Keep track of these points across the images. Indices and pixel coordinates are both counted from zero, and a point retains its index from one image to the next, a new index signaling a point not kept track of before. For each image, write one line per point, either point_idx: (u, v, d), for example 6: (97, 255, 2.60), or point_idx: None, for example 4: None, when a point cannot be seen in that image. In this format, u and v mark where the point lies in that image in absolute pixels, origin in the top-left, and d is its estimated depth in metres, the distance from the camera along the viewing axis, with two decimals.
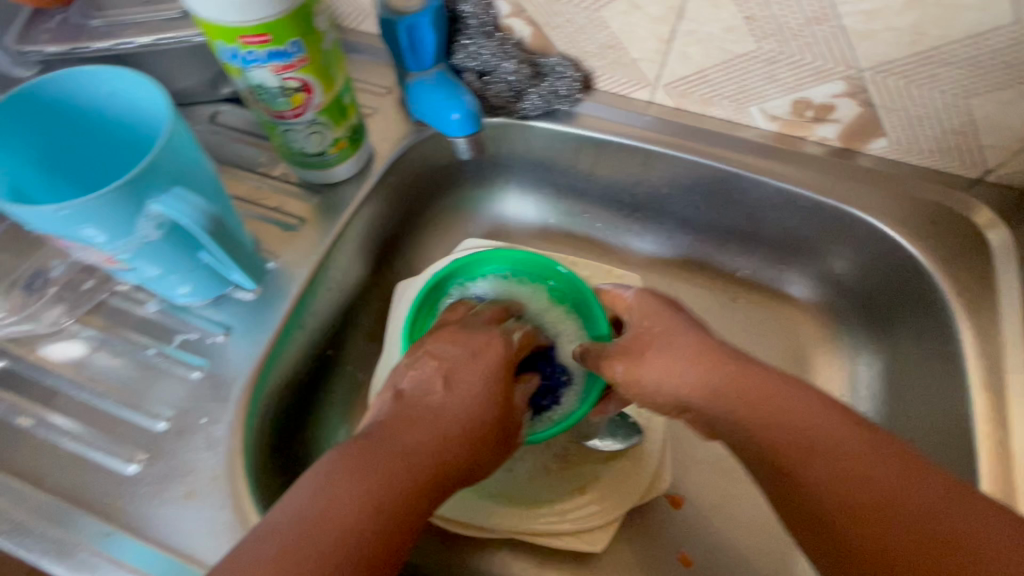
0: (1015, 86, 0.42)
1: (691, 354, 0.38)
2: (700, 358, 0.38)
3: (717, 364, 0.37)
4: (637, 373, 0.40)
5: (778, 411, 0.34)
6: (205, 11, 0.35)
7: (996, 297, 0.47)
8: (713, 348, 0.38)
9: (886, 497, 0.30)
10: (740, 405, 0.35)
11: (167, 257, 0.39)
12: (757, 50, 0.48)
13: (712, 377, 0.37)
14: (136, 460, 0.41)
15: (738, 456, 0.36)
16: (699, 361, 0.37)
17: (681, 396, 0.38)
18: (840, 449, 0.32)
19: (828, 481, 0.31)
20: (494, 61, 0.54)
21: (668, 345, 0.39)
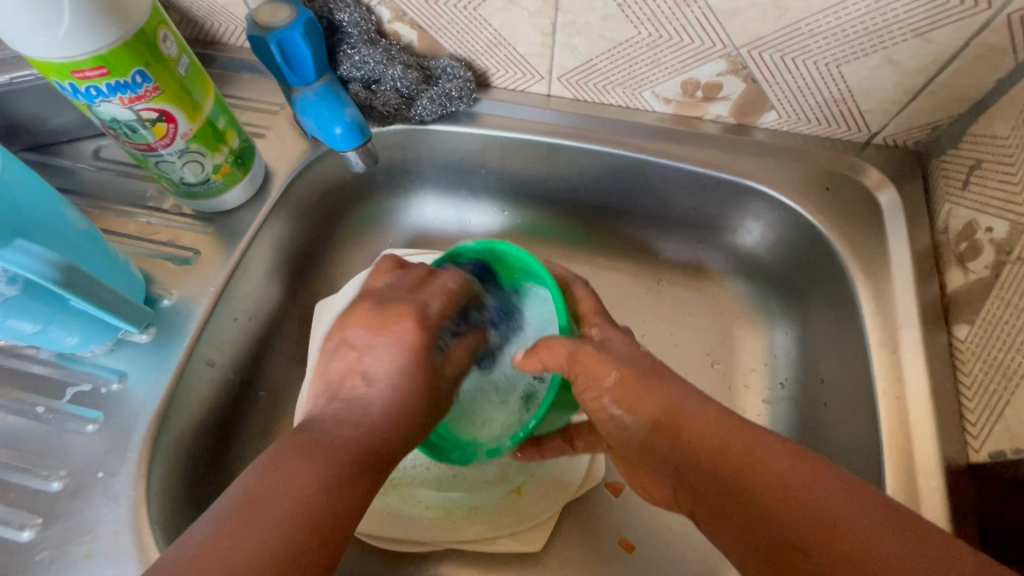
0: (880, 51, 0.43)
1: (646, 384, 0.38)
2: (668, 398, 0.37)
3: (665, 396, 0.37)
4: (598, 394, 0.39)
5: (725, 446, 0.33)
6: (29, 50, 0.33)
7: (887, 255, 0.48)
8: (669, 380, 0.38)
9: (832, 517, 0.28)
10: (688, 441, 0.34)
11: (33, 312, 0.36)
12: (636, 36, 0.47)
13: (670, 410, 0.36)
14: (30, 525, 0.40)
15: (702, 505, 0.34)
16: (658, 393, 0.37)
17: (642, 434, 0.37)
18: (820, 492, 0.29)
19: (781, 510, 0.29)
20: (380, 69, 0.52)
21: (635, 376, 0.38)
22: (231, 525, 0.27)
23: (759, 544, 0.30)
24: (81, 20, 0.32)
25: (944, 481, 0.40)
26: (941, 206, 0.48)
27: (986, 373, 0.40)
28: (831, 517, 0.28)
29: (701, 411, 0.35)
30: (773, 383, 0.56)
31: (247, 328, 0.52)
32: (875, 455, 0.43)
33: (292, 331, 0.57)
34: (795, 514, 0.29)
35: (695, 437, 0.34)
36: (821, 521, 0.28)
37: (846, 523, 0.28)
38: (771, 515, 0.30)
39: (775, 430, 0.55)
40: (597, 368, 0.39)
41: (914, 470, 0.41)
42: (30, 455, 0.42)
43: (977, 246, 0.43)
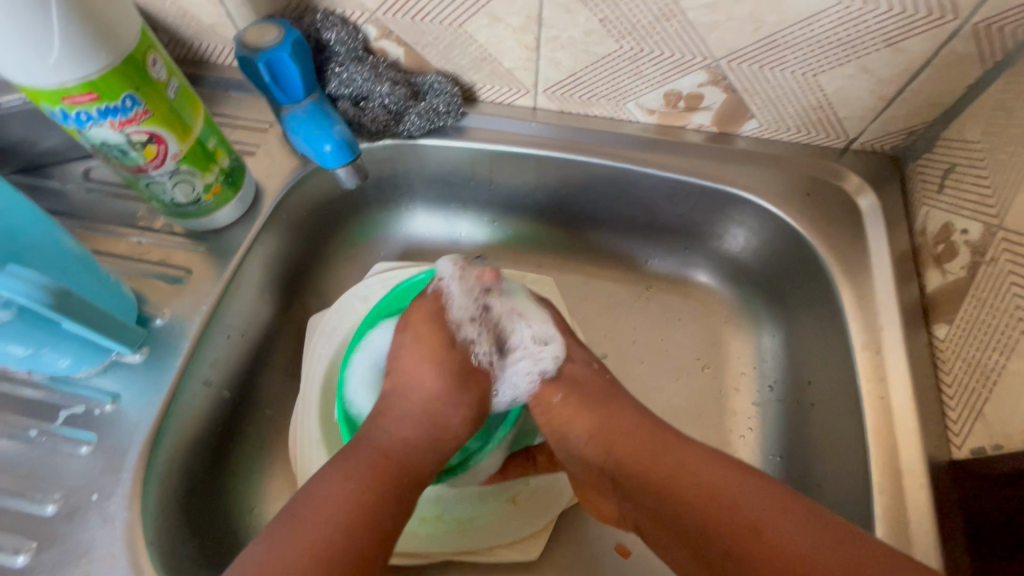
0: (853, 61, 0.45)
1: (593, 403, 0.45)
2: (610, 416, 0.44)
3: (607, 414, 0.44)
4: (558, 411, 0.46)
5: (659, 456, 0.39)
6: (19, 77, 0.33)
7: (868, 259, 0.50)
8: (614, 398, 0.45)
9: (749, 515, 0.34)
10: (625, 452, 0.41)
11: (26, 336, 0.37)
12: (619, 50, 0.49)
13: (610, 425, 0.43)
14: (25, 550, 0.39)
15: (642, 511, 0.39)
16: (599, 411, 0.44)
17: (586, 450, 0.44)
18: (735, 491, 0.35)
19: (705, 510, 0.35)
20: (368, 86, 0.52)
21: (582, 398, 0.45)
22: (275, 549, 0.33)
23: (690, 539, 0.35)
24: (71, 46, 0.33)
25: (928, 478, 0.41)
26: (919, 209, 0.49)
27: (966, 371, 0.41)
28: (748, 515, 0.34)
29: (637, 424, 0.42)
30: (762, 385, 0.57)
31: (239, 345, 0.52)
32: (861, 455, 0.44)
33: (286, 347, 0.57)
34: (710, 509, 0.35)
35: (631, 452, 0.41)
36: (741, 517, 0.34)
37: (762, 522, 0.33)
38: (704, 517, 0.35)
39: (766, 433, 0.56)
40: (550, 387, 0.47)
41: (899, 467, 0.42)
42: (23, 479, 0.42)
43: (954, 247, 0.44)
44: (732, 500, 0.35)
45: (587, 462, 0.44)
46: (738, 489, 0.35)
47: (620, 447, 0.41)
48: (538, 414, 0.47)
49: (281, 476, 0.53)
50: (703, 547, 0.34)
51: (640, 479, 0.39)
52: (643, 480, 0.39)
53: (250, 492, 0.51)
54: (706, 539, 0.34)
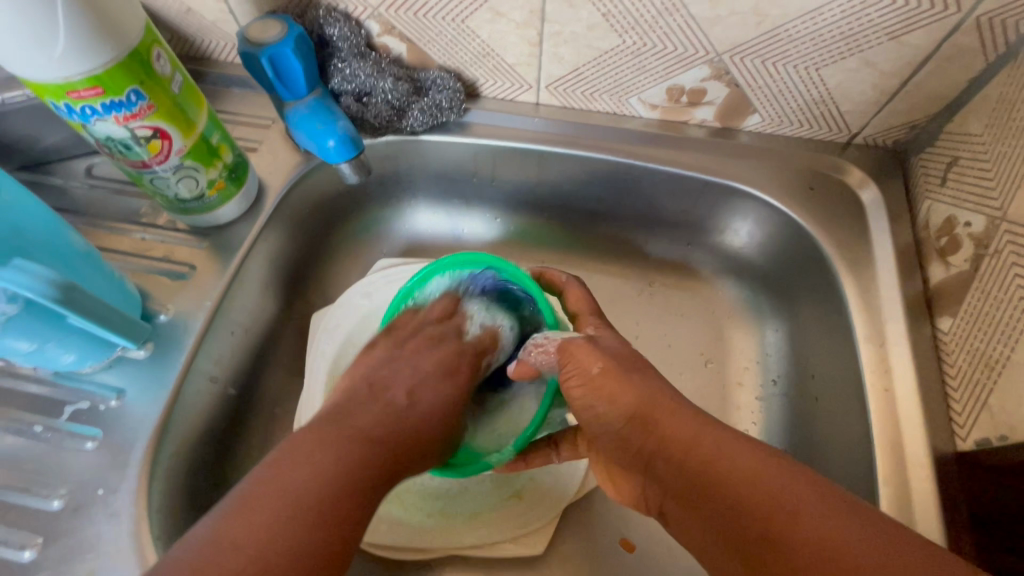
0: (856, 54, 0.45)
1: (629, 378, 0.40)
2: (646, 391, 0.39)
3: (643, 388, 0.39)
4: (594, 383, 0.40)
5: (695, 441, 0.35)
6: (25, 71, 0.34)
7: (871, 252, 0.50)
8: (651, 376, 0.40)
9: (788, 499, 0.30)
10: (660, 431, 0.36)
11: (32, 331, 0.37)
12: (622, 44, 0.49)
13: (647, 402, 0.38)
14: (31, 545, 0.39)
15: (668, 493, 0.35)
16: (635, 385, 0.39)
17: (619, 426, 0.39)
18: (785, 484, 0.30)
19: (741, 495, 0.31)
20: (371, 81, 0.52)
21: (620, 370, 0.40)
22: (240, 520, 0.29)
23: (718, 524, 0.31)
24: (77, 40, 0.33)
25: (933, 470, 0.41)
26: (921, 203, 0.49)
27: (970, 363, 0.41)
28: (789, 501, 0.30)
29: (675, 403, 0.38)
30: (766, 380, 0.57)
31: (243, 341, 0.52)
32: (865, 448, 0.44)
33: (290, 343, 0.57)
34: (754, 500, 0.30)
35: (667, 432, 0.36)
36: (779, 502, 0.30)
37: (802, 510, 0.29)
38: (736, 503, 0.31)
39: (770, 427, 0.56)
40: (586, 357, 0.41)
41: (904, 460, 0.42)
42: (29, 474, 0.42)
43: (957, 240, 0.44)
44: (781, 493, 0.30)
45: (619, 440, 0.39)
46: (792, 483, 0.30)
47: (659, 429, 0.37)
48: (570, 388, 0.42)
49: None
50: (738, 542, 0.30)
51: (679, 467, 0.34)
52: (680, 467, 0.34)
53: None
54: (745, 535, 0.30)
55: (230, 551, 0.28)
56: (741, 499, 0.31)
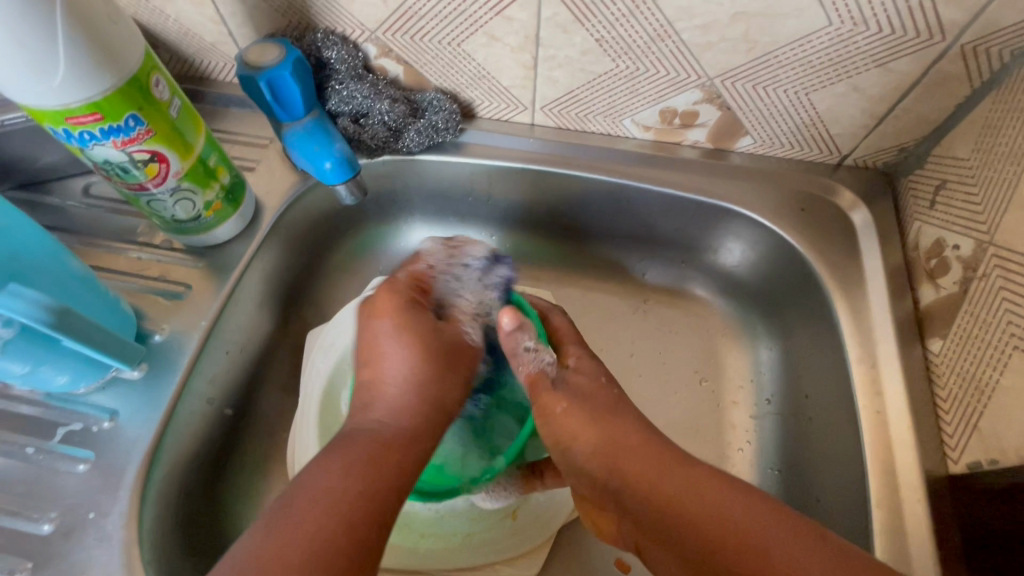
0: (845, 80, 0.46)
1: (592, 415, 0.41)
2: (614, 431, 0.40)
3: (605, 426, 0.40)
4: (560, 428, 0.41)
5: (664, 481, 0.36)
6: (24, 98, 0.34)
7: (862, 273, 0.50)
8: (615, 413, 0.41)
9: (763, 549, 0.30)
10: (628, 472, 0.37)
11: (27, 354, 0.37)
12: (615, 68, 0.49)
13: (614, 440, 0.39)
14: (19, 571, 0.39)
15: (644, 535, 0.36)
16: (602, 424, 0.40)
17: (583, 465, 0.40)
18: (751, 518, 0.32)
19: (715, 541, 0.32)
20: (368, 103, 0.53)
21: (584, 412, 0.41)
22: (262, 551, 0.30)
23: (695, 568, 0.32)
24: (75, 68, 0.33)
25: (925, 493, 0.41)
26: (911, 224, 0.50)
27: (961, 386, 0.41)
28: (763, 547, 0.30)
29: (641, 442, 0.39)
30: (760, 399, 0.58)
31: (238, 360, 0.52)
32: (858, 470, 0.44)
33: (285, 362, 0.57)
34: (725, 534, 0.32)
35: (632, 474, 0.37)
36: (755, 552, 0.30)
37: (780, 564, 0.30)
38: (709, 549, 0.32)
39: (764, 447, 0.56)
40: (554, 397, 0.42)
41: (897, 482, 0.42)
42: (20, 497, 0.42)
43: (946, 263, 0.45)
44: (756, 539, 0.31)
45: (586, 477, 0.40)
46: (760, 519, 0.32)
47: (631, 465, 0.38)
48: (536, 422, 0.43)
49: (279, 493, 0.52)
50: (711, 575, 0.31)
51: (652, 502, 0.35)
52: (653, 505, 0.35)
53: (249, 509, 0.51)
54: None
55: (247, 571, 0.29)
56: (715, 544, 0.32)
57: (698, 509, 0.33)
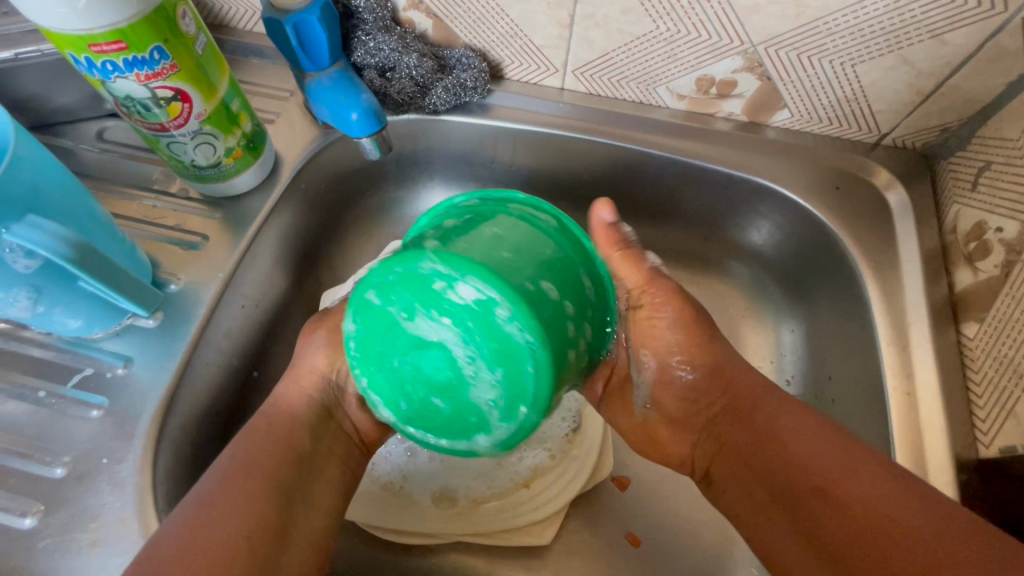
0: (895, 51, 0.44)
1: (716, 379, 0.44)
2: (733, 393, 0.43)
3: (719, 380, 0.44)
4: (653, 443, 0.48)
5: (767, 431, 0.40)
6: (46, 20, 0.32)
7: (896, 254, 0.49)
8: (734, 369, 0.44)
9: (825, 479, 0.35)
10: (737, 429, 0.42)
11: (39, 293, 0.35)
12: (655, 30, 0.48)
13: (730, 397, 0.43)
14: (32, 512, 0.38)
15: (748, 487, 0.39)
16: (726, 389, 0.43)
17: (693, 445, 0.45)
18: (824, 455, 0.36)
19: (798, 468, 0.37)
20: (395, 56, 0.51)
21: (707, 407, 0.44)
22: (220, 513, 0.35)
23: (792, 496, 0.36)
24: None
25: (954, 475, 0.40)
26: (949, 206, 0.48)
27: (996, 370, 0.40)
28: (845, 485, 0.35)
29: (750, 386, 0.43)
30: (779, 380, 0.57)
31: (253, 317, 0.51)
32: (885, 452, 0.44)
33: (298, 321, 0.56)
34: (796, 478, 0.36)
35: (736, 428, 0.42)
36: (832, 488, 0.35)
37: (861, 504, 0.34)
38: (799, 478, 0.36)
39: None
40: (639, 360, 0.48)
41: (926, 464, 0.41)
42: (31, 440, 0.41)
43: (987, 246, 0.43)
44: (823, 470, 0.36)
45: (688, 456, 0.46)
46: (862, 483, 0.34)
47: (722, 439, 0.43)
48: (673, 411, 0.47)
49: None
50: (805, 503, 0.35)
51: (759, 478, 0.38)
52: (763, 484, 0.38)
53: None
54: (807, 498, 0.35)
55: (197, 535, 0.34)
56: (811, 484, 0.36)
57: (793, 443, 0.38)
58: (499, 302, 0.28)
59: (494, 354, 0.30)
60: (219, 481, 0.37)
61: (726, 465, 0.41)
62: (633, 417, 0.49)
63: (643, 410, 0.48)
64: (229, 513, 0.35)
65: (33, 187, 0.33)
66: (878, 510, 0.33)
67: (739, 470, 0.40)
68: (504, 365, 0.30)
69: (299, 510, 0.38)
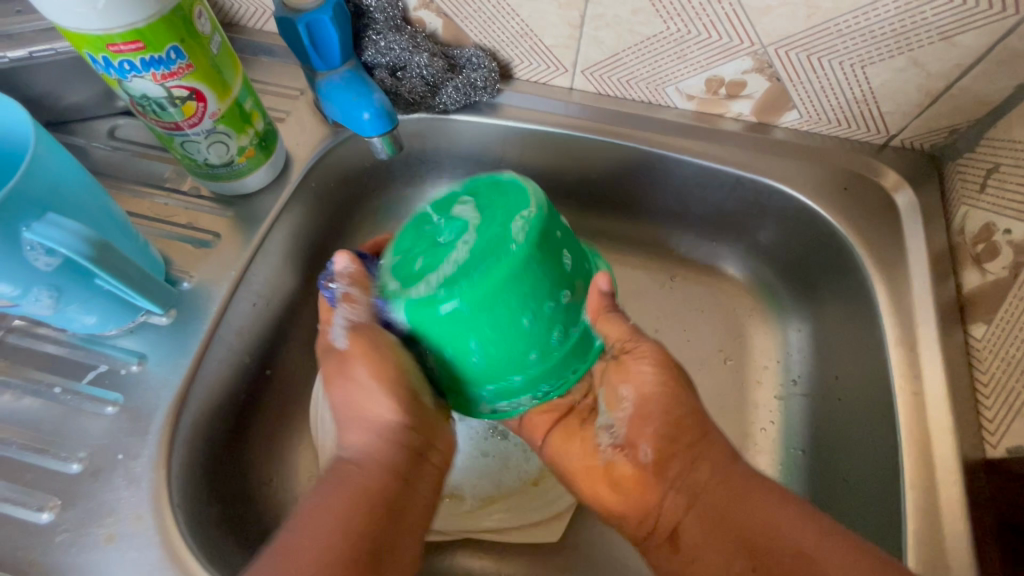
0: (905, 53, 0.44)
1: (684, 433, 0.42)
2: (705, 450, 0.41)
3: (692, 433, 0.41)
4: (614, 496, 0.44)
5: (740, 493, 0.38)
6: (65, 20, 0.32)
7: (905, 255, 0.49)
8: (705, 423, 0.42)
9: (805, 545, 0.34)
10: (705, 489, 0.39)
11: (56, 291, 0.35)
12: (665, 31, 0.48)
13: (698, 454, 0.41)
14: (49, 507, 0.39)
15: (720, 553, 0.37)
16: (693, 444, 0.41)
17: (659, 499, 0.41)
18: (800, 521, 0.35)
19: (775, 534, 0.35)
20: (406, 56, 0.51)
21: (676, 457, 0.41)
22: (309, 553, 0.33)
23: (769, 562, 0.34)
24: None
25: (962, 475, 0.41)
26: (957, 208, 0.49)
27: (1004, 371, 0.41)
28: (824, 554, 0.33)
29: (716, 444, 0.41)
30: (786, 380, 0.57)
31: (263, 315, 0.51)
32: (892, 451, 0.44)
33: (307, 319, 0.56)
34: (774, 542, 0.35)
35: (706, 487, 0.39)
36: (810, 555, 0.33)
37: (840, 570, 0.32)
38: (778, 543, 0.34)
39: (789, 427, 0.55)
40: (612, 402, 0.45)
41: (933, 463, 0.42)
42: (47, 435, 0.41)
43: (995, 248, 0.44)
44: (803, 537, 0.34)
45: (648, 511, 0.41)
46: (840, 551, 0.33)
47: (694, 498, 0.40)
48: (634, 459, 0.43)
49: (301, 449, 0.52)
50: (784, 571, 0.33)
51: (733, 542, 0.36)
52: (739, 546, 0.36)
53: (273, 464, 0.50)
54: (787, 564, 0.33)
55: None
56: (789, 551, 0.34)
57: (767, 509, 0.36)
58: (520, 207, 0.35)
59: (487, 262, 0.34)
60: (299, 525, 0.35)
61: (699, 529, 0.39)
62: (592, 457, 0.45)
63: (608, 452, 0.44)
64: (307, 564, 0.32)
65: (52, 187, 0.33)
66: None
67: (714, 535, 0.38)
68: (491, 262, 0.34)
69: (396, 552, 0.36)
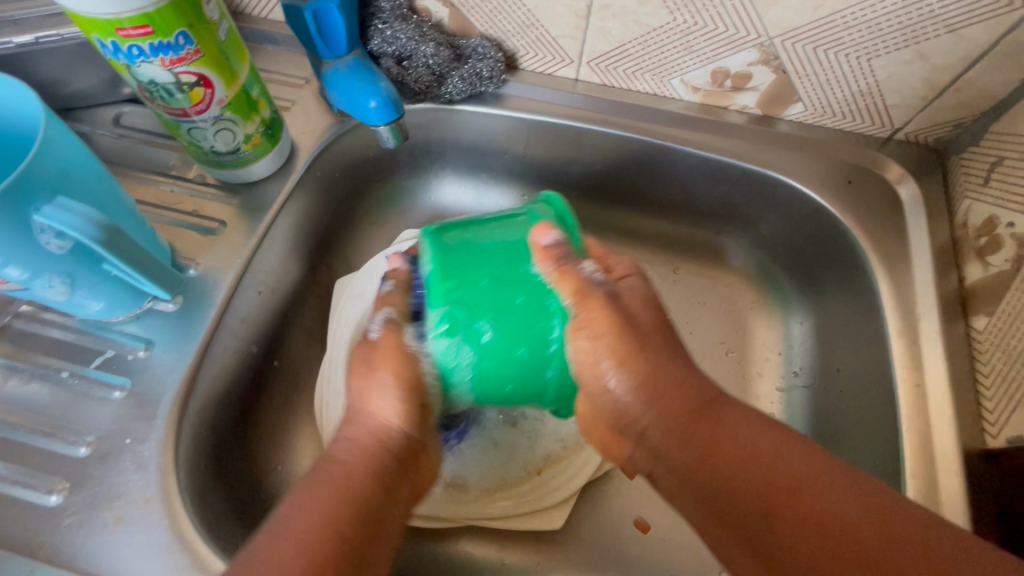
0: (911, 46, 0.44)
1: (652, 375, 0.38)
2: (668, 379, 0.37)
3: (659, 365, 0.38)
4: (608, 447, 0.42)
5: (715, 432, 0.35)
6: (75, 4, 0.32)
7: (907, 248, 0.50)
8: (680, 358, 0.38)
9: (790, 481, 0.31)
10: (674, 432, 0.36)
11: (65, 274, 0.36)
12: (672, 22, 0.48)
13: (658, 387, 0.37)
14: (57, 490, 0.39)
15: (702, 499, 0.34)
16: (656, 372, 0.38)
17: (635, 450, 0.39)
18: (784, 456, 0.33)
19: (752, 474, 0.32)
20: (412, 45, 0.51)
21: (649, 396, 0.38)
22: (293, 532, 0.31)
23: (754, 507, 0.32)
24: None
25: (960, 464, 0.41)
26: (960, 201, 0.49)
27: (1005, 362, 0.41)
28: (810, 489, 0.31)
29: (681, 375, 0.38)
30: (787, 371, 0.57)
31: (268, 303, 0.51)
32: (892, 441, 0.44)
33: (311, 308, 0.56)
34: (756, 485, 0.32)
35: (673, 429, 0.36)
36: (797, 491, 0.31)
37: (830, 503, 0.30)
38: (756, 487, 0.32)
39: (790, 418, 0.56)
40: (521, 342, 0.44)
41: (932, 452, 0.42)
42: (55, 420, 0.42)
43: (998, 241, 0.44)
44: (791, 473, 0.32)
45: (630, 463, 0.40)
46: (828, 483, 0.31)
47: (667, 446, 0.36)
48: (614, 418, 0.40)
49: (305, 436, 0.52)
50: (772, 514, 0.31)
51: (710, 492, 0.34)
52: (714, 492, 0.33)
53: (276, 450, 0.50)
54: (768, 506, 0.31)
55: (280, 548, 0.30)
56: (774, 494, 0.31)
57: (742, 440, 0.34)
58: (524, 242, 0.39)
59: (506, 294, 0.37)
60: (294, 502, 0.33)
61: (671, 484, 0.36)
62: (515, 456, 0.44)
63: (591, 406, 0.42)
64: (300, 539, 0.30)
65: (64, 170, 0.33)
66: (842, 509, 0.30)
67: (691, 488, 0.35)
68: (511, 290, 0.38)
69: (373, 551, 0.33)
